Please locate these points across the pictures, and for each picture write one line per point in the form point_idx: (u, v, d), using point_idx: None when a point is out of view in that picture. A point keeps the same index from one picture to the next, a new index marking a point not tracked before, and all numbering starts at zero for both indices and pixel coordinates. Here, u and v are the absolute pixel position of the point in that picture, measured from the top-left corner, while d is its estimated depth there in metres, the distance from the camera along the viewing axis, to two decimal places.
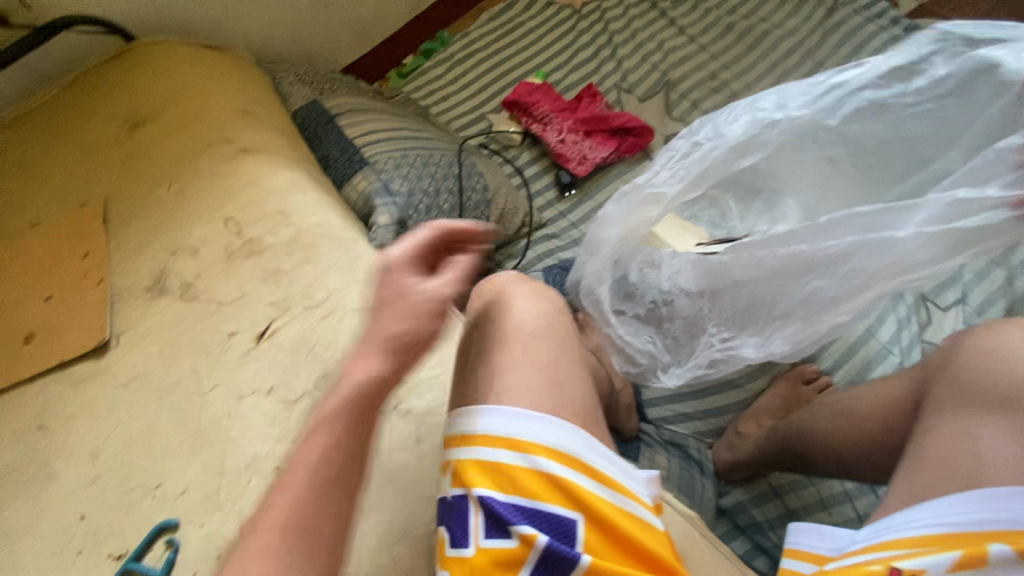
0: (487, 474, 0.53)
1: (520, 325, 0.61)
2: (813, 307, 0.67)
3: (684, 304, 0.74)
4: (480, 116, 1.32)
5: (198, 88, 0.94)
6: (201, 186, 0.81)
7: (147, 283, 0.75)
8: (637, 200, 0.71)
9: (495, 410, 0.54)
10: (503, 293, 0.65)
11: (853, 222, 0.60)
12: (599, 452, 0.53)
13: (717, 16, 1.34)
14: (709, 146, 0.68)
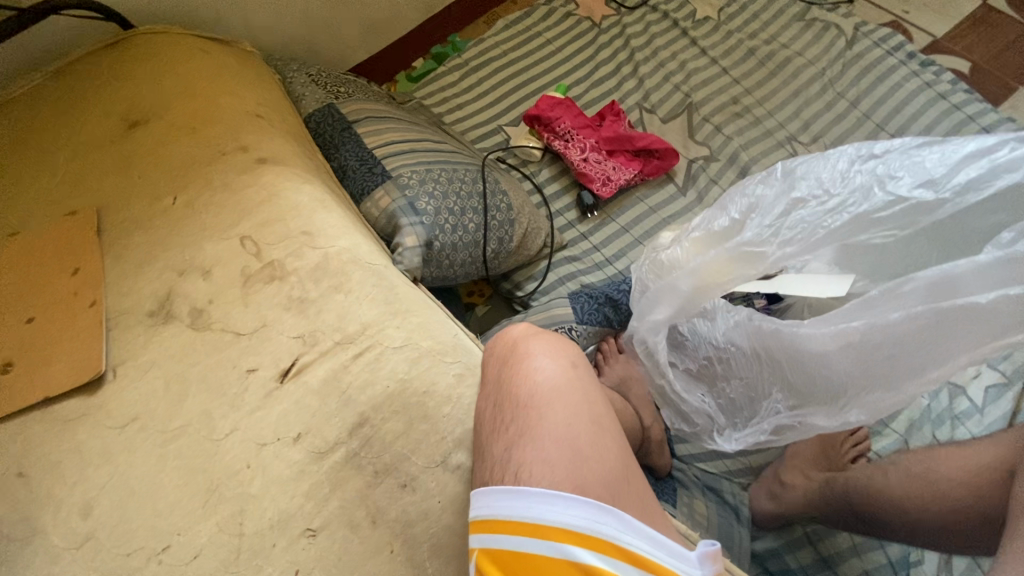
0: (509, 566, 0.47)
1: (539, 389, 0.55)
2: (901, 376, 0.57)
3: (739, 362, 0.68)
4: (497, 128, 1.26)
5: (208, 87, 0.86)
6: (214, 199, 0.73)
7: (150, 308, 0.66)
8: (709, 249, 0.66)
9: (507, 492, 0.49)
10: (517, 353, 0.59)
11: (908, 291, 0.55)
12: (633, 531, 0.46)
13: (740, 38, 1.32)
14: (816, 205, 0.61)
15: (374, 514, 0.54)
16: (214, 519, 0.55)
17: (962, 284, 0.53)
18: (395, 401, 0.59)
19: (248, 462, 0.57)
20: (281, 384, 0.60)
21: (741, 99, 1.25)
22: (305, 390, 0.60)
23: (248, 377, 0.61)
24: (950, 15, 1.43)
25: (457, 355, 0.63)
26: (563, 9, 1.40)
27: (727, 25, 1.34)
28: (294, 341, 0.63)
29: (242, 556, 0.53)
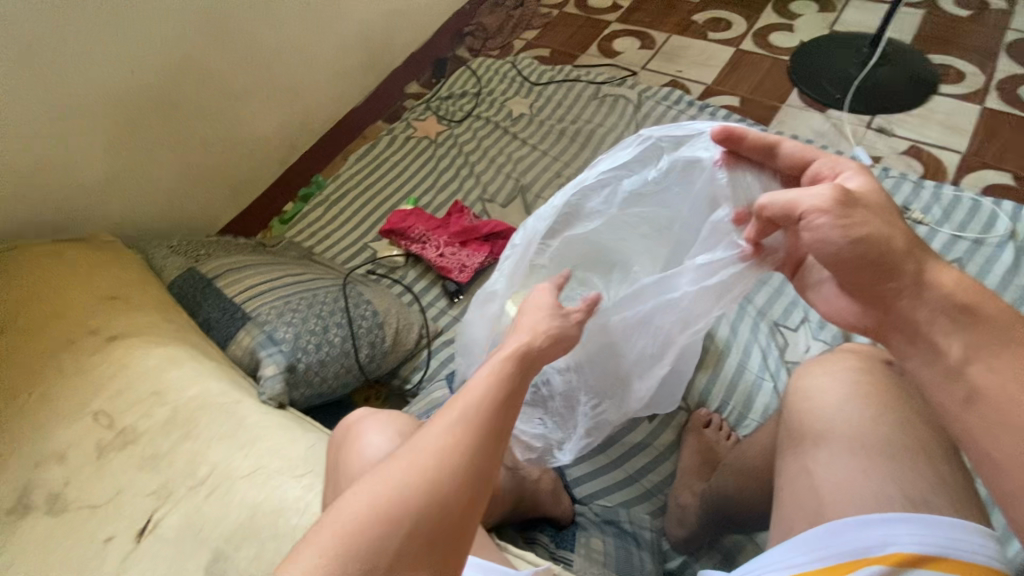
0: None
1: (367, 462, 0.61)
2: (647, 365, 0.78)
3: (559, 381, 0.80)
4: (364, 246, 1.38)
5: (56, 285, 0.94)
6: (67, 385, 0.79)
7: (7, 505, 0.70)
8: (488, 310, 0.84)
9: None
10: (354, 430, 0.66)
11: (641, 295, 0.75)
12: (465, 564, 0.56)
13: (553, 122, 1.54)
14: (522, 248, 0.83)
15: None
16: None
17: (673, 284, 0.74)
18: (247, 527, 0.63)
19: None
20: (138, 543, 0.64)
21: (564, 171, 1.42)
22: (160, 542, 0.63)
23: (106, 546, 0.64)
24: (716, 64, 1.74)
25: (305, 467, 0.68)
26: (404, 134, 1.57)
27: (540, 115, 1.56)
28: (148, 498, 0.67)
29: None
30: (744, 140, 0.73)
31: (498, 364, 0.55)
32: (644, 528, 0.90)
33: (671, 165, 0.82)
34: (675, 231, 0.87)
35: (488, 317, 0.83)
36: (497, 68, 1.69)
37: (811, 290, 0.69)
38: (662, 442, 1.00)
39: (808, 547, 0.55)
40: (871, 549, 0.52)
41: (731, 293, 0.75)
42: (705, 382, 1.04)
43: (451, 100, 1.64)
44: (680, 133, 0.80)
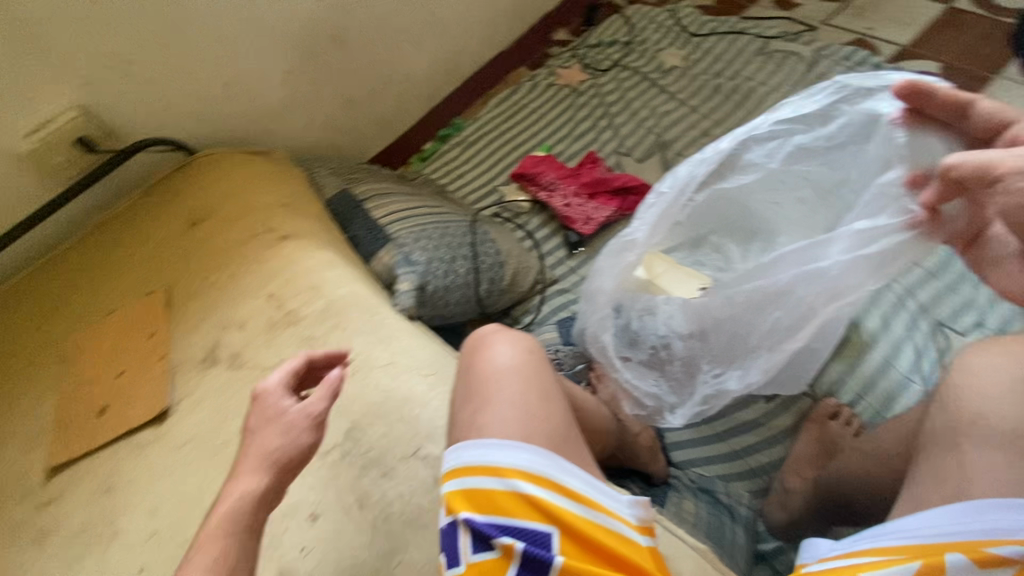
0: (470, 500, 0.56)
1: (500, 372, 0.63)
2: (778, 337, 0.75)
3: (679, 346, 0.79)
4: (493, 189, 1.39)
5: (245, 187, 1.10)
6: (249, 269, 0.94)
7: (202, 355, 0.86)
8: (622, 259, 0.81)
9: (475, 443, 0.58)
10: (483, 345, 0.67)
11: (786, 258, 0.72)
12: (572, 472, 0.56)
13: (706, 78, 1.43)
14: (671, 196, 0.79)
15: (361, 499, 0.66)
16: None
17: (823, 252, 0.71)
18: (379, 409, 0.72)
19: None
20: None
21: (711, 131, 1.33)
22: None
23: None
24: (916, 22, 1.49)
25: (432, 369, 0.76)
26: (546, 81, 1.57)
27: (694, 69, 1.47)
28: None
29: None
30: (932, 98, 0.68)
31: (230, 501, 0.54)
32: (741, 503, 0.86)
33: (850, 120, 0.78)
34: (840, 196, 0.82)
35: (621, 267, 0.81)
36: (653, 17, 1.61)
37: (989, 266, 0.61)
38: (777, 425, 0.93)
39: (938, 521, 0.54)
40: (1013, 533, 0.51)
41: (893, 266, 0.70)
42: (841, 370, 0.94)
43: (598, 49, 1.60)
44: (872, 82, 0.75)
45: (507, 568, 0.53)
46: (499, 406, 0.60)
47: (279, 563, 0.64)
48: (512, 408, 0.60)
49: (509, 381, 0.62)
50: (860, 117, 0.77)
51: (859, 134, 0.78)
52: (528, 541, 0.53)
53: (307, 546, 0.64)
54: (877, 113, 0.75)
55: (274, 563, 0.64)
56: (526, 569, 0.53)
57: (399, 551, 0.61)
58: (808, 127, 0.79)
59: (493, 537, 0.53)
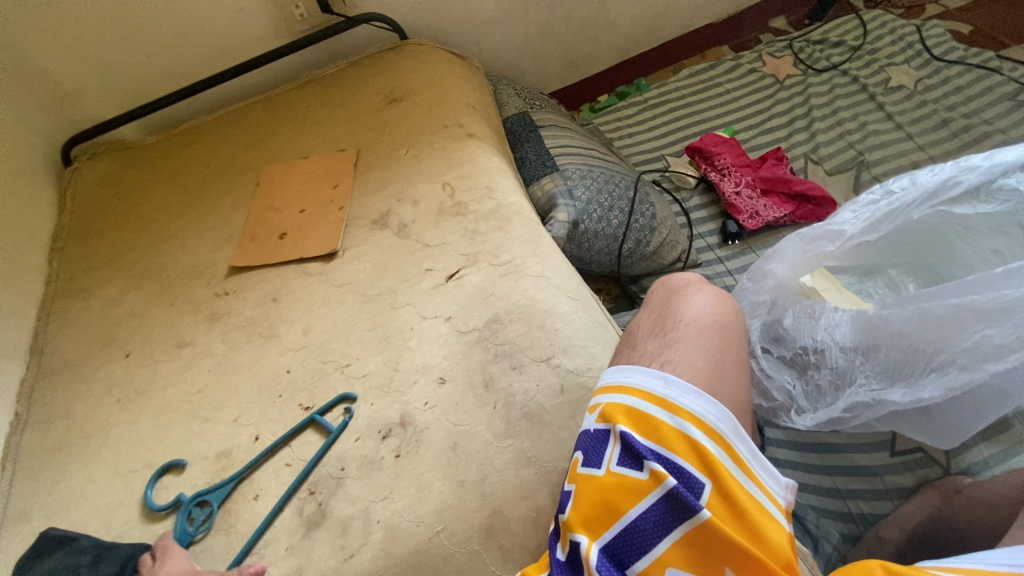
0: (631, 418, 0.51)
1: (699, 320, 0.57)
2: (981, 357, 0.63)
3: (836, 355, 0.74)
4: (660, 156, 1.36)
5: (444, 82, 1.16)
6: (432, 154, 1.01)
7: (374, 218, 0.95)
8: (816, 247, 0.79)
9: (650, 370, 0.52)
10: (682, 290, 0.61)
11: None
12: (746, 443, 0.49)
13: (935, 108, 1.28)
14: (899, 197, 0.73)
15: (487, 382, 0.71)
16: (383, 354, 0.77)
17: None
18: (522, 312, 0.76)
19: (412, 326, 0.79)
20: (446, 282, 0.82)
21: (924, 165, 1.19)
22: (460, 289, 0.81)
23: (425, 274, 0.84)
24: None
25: (577, 292, 0.79)
26: (749, 65, 1.48)
27: (924, 94, 1.31)
28: (461, 256, 0.85)
29: (393, 383, 0.74)
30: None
31: None
32: (828, 540, 0.83)
33: None
34: None
35: (812, 254, 0.79)
36: (894, 27, 1.45)
37: None
38: (895, 481, 0.84)
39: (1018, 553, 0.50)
40: None
41: None
42: (986, 454, 0.79)
43: (820, 46, 1.47)
44: None
45: (644, 500, 0.47)
46: (689, 349, 0.54)
47: (403, 409, 0.71)
48: (704, 357, 0.54)
49: (704, 331, 0.56)
50: None
51: None
52: (680, 483, 0.47)
53: (430, 403, 0.71)
54: None
55: (399, 407, 0.72)
56: (666, 511, 0.46)
57: (513, 437, 0.66)
58: None
59: (645, 459, 0.48)
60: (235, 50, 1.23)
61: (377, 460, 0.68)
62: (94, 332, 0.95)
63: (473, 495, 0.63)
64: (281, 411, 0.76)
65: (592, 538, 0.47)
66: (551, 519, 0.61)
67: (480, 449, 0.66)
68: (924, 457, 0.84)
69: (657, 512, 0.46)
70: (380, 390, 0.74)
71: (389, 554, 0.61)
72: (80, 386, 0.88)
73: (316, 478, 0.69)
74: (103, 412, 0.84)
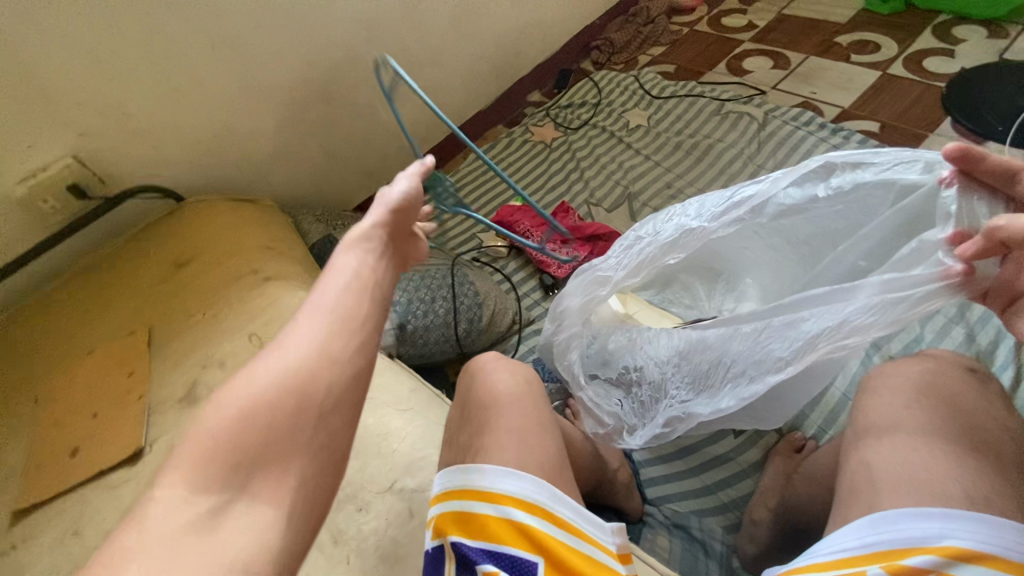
0: (461, 522, 0.51)
1: (500, 399, 0.59)
2: (766, 369, 0.71)
3: (652, 370, 0.82)
4: (472, 235, 1.45)
5: (232, 231, 1.13)
6: (232, 309, 0.97)
7: (181, 395, 0.87)
8: (591, 285, 0.87)
9: (466, 469, 0.53)
10: (484, 370, 0.64)
11: (803, 303, 0.68)
12: (567, 503, 0.50)
13: (669, 135, 1.55)
14: (647, 240, 0.85)
15: (336, 535, 0.66)
16: None
17: (852, 294, 0.65)
18: (354, 444, 0.73)
19: None
20: None
21: (677, 181, 1.44)
22: None
23: None
24: (855, 87, 1.53)
25: (408, 403, 0.78)
26: (521, 137, 1.67)
27: (657, 127, 1.59)
28: None
29: None
30: (982, 163, 0.61)
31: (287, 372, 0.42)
32: (714, 538, 0.88)
33: (887, 183, 0.73)
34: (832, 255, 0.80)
35: (590, 291, 0.87)
36: (620, 81, 1.76)
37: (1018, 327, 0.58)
38: (746, 459, 0.95)
39: (861, 533, 0.54)
40: (928, 541, 0.50)
41: (914, 310, 0.63)
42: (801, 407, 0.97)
43: (570, 109, 1.72)
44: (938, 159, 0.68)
45: None
46: (498, 431, 0.56)
47: None
48: (511, 435, 0.56)
49: (508, 406, 0.59)
50: (903, 182, 0.72)
51: (860, 196, 0.76)
52: (514, 573, 0.47)
53: None
54: (910, 184, 0.71)
55: None
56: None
57: None
58: (801, 183, 0.77)
59: (478, 563, 0.48)
60: None
61: None
62: None
63: None
64: None
65: None
66: None
67: None
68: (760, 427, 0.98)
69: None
70: None
71: None
72: None
73: None
74: None
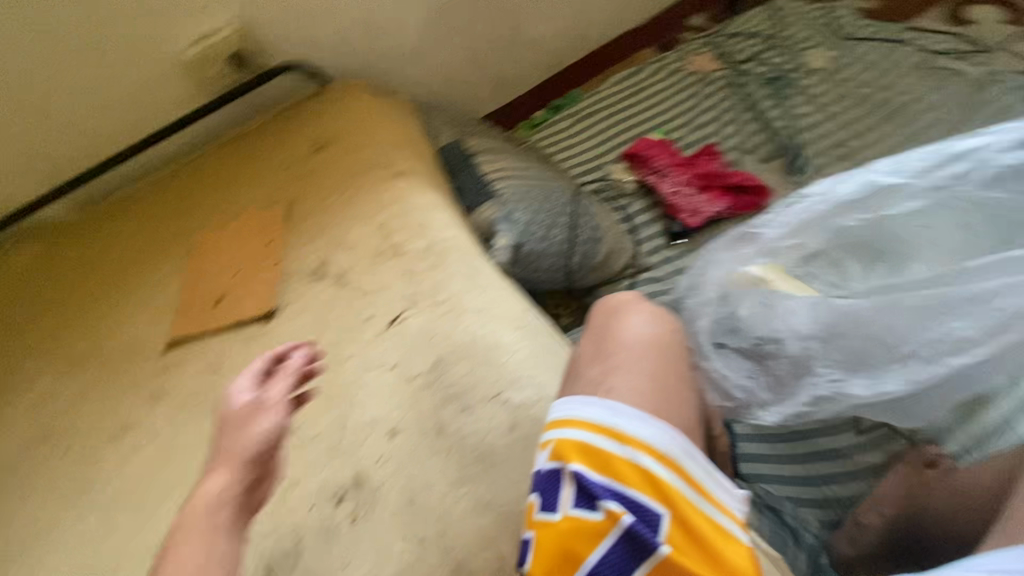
0: (584, 453, 0.49)
1: (637, 340, 0.55)
2: (942, 349, 0.67)
3: (795, 345, 0.73)
4: (599, 165, 1.36)
5: (370, 120, 1.13)
6: (364, 197, 0.98)
7: (312, 270, 0.92)
8: (740, 248, 0.81)
9: (597, 401, 0.51)
10: (615, 311, 0.59)
11: (994, 269, 0.65)
12: (699, 462, 0.48)
13: (852, 83, 1.33)
14: (817, 199, 0.77)
15: (439, 428, 0.69)
16: (332, 412, 0.75)
17: None
18: (465, 349, 0.74)
19: (358, 379, 0.77)
20: (388, 327, 0.80)
21: (848, 141, 1.25)
22: (403, 334, 0.79)
23: (367, 322, 0.82)
24: None
25: (523, 321, 0.76)
26: (673, 65, 1.51)
27: (839, 75, 1.36)
28: (401, 300, 0.82)
29: (345, 441, 0.72)
30: None
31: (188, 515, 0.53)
32: (808, 530, 0.81)
33: None
34: None
35: (737, 254, 0.81)
36: (805, 13, 1.50)
37: None
38: (862, 461, 0.85)
39: None
40: None
41: None
42: None
43: (738, 38, 1.51)
44: None
45: (602, 542, 0.46)
46: (631, 372, 0.53)
47: (357, 466, 0.70)
48: (647, 381, 0.52)
49: (646, 348, 0.54)
50: None
51: None
52: (637, 518, 0.45)
53: (383, 458, 0.69)
54: None
55: (352, 465, 0.70)
56: (626, 552, 0.45)
57: (469, 483, 0.64)
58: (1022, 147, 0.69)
59: (601, 499, 0.46)
60: (152, 117, 1.20)
61: (333, 528, 0.65)
62: (35, 431, 0.90)
63: (433, 550, 0.60)
64: None
65: None
66: (516, 567, 0.58)
67: (435, 500, 0.64)
68: (889, 432, 0.85)
69: (617, 553, 0.45)
70: (332, 450, 0.72)
71: None
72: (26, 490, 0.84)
73: (270, 557, 0.66)
74: (52, 511, 0.81)
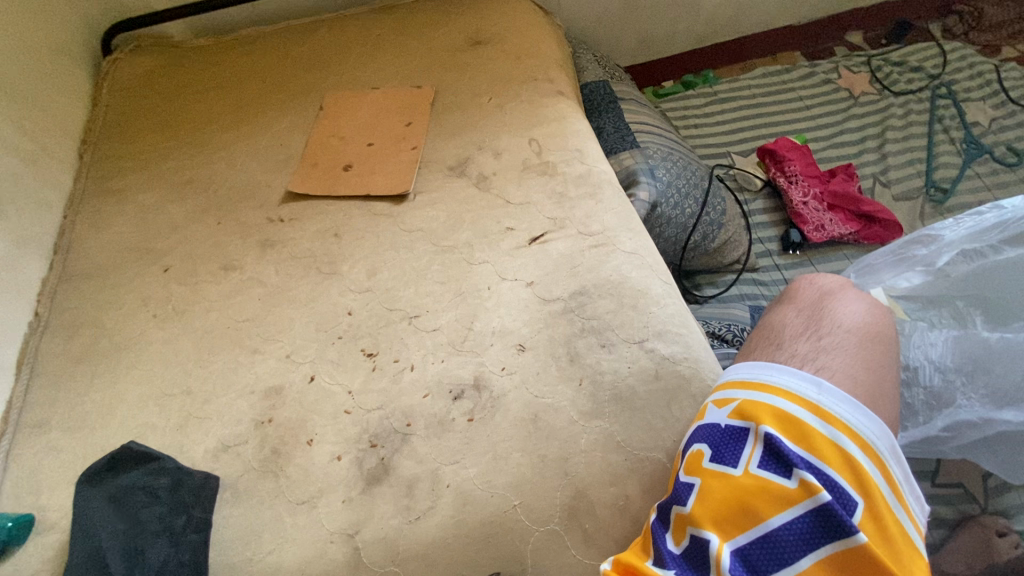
0: (779, 420, 0.49)
1: (850, 327, 0.55)
2: None
3: (931, 375, 0.70)
4: (725, 153, 1.34)
5: (530, 31, 1.06)
6: (518, 106, 0.93)
7: (451, 164, 0.87)
8: (902, 256, 0.78)
9: (805, 375, 0.50)
10: (822, 297, 0.59)
11: None
12: (897, 464, 0.48)
13: (1005, 151, 1.26)
14: (1005, 212, 0.70)
15: (572, 356, 0.66)
16: (457, 310, 0.72)
17: None
18: (613, 287, 0.71)
19: (490, 286, 0.73)
20: (529, 244, 0.76)
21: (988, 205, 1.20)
22: (545, 254, 0.75)
23: (506, 233, 0.78)
24: None
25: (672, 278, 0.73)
26: (824, 75, 1.46)
27: (997, 135, 1.29)
28: (547, 220, 0.78)
29: (466, 342, 0.69)
30: None
31: None
32: None
33: None
34: None
35: (897, 261, 0.79)
36: (973, 62, 1.43)
37: None
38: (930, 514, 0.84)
39: None
40: None
41: None
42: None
43: (899, 68, 1.45)
44: None
45: (787, 510, 0.45)
46: (846, 357, 0.53)
47: (478, 369, 0.67)
48: (863, 368, 0.52)
49: (863, 340, 0.54)
50: None
51: None
52: (833, 497, 0.45)
53: (508, 369, 0.66)
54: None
55: (473, 367, 0.67)
56: (814, 525, 0.44)
57: (601, 418, 0.62)
58: None
59: (796, 468, 0.46)
60: None
61: (447, 421, 0.64)
62: (128, 242, 0.84)
63: (555, 471, 0.59)
64: (337, 355, 0.70)
65: (723, 538, 0.46)
66: (642, 507, 0.58)
67: (562, 425, 0.62)
68: (965, 493, 0.83)
69: (804, 524, 0.44)
70: (452, 346, 0.69)
71: (459, 522, 0.57)
72: (108, 295, 0.79)
73: (378, 431, 0.64)
74: (127, 326, 0.76)
